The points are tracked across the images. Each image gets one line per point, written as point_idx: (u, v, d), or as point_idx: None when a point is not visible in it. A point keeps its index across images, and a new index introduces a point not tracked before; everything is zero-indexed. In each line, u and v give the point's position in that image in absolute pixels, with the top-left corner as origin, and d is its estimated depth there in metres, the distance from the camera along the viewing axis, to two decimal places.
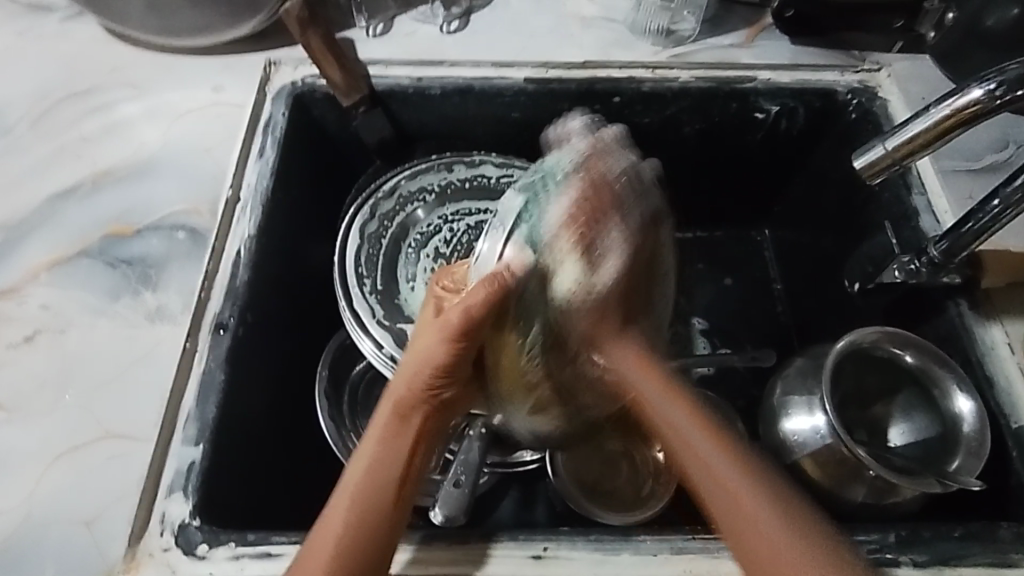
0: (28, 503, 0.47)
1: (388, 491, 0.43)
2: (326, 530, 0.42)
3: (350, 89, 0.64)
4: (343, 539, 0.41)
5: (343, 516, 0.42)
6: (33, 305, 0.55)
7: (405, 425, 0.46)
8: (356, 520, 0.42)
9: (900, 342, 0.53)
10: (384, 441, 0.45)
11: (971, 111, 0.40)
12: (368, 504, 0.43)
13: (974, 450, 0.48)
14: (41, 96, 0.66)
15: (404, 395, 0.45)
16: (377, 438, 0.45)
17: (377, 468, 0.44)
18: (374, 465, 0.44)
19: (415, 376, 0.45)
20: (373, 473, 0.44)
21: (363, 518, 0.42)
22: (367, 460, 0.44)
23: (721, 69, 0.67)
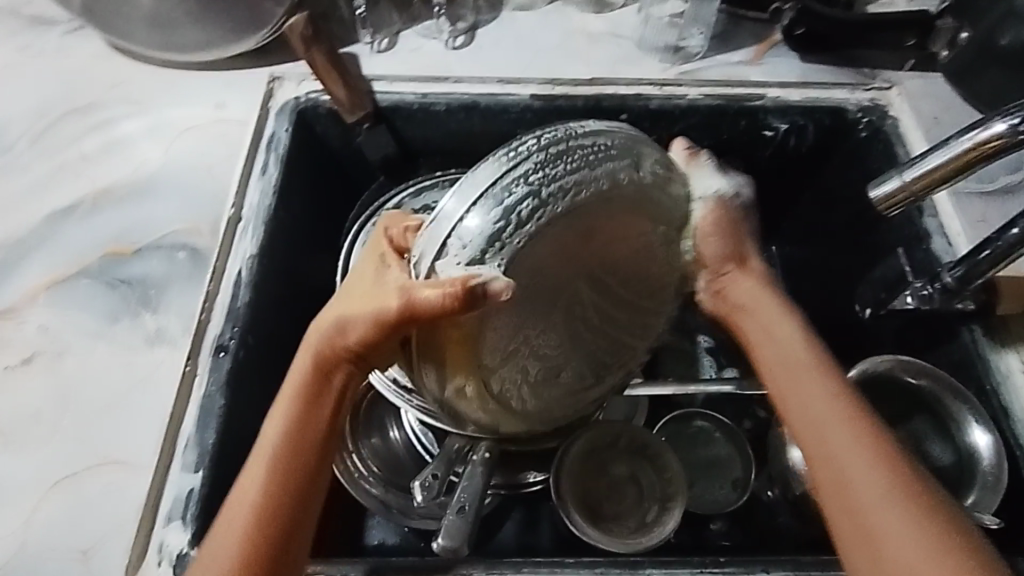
0: (23, 532, 0.47)
1: (305, 462, 0.41)
2: (246, 485, 0.40)
3: (355, 106, 0.63)
4: (259, 510, 0.39)
5: (260, 486, 0.40)
6: (32, 327, 0.55)
7: (324, 383, 0.42)
8: (270, 494, 0.39)
9: (915, 370, 0.53)
10: (297, 400, 0.42)
11: (994, 145, 0.39)
12: (283, 471, 0.40)
13: (991, 485, 0.48)
14: (42, 111, 0.66)
15: (325, 347, 0.42)
16: (288, 398, 0.42)
17: (294, 433, 0.41)
18: (286, 431, 0.41)
19: (335, 333, 0.42)
20: (289, 438, 0.41)
21: (275, 487, 0.40)
22: (284, 422, 0.41)
23: (730, 86, 0.66)
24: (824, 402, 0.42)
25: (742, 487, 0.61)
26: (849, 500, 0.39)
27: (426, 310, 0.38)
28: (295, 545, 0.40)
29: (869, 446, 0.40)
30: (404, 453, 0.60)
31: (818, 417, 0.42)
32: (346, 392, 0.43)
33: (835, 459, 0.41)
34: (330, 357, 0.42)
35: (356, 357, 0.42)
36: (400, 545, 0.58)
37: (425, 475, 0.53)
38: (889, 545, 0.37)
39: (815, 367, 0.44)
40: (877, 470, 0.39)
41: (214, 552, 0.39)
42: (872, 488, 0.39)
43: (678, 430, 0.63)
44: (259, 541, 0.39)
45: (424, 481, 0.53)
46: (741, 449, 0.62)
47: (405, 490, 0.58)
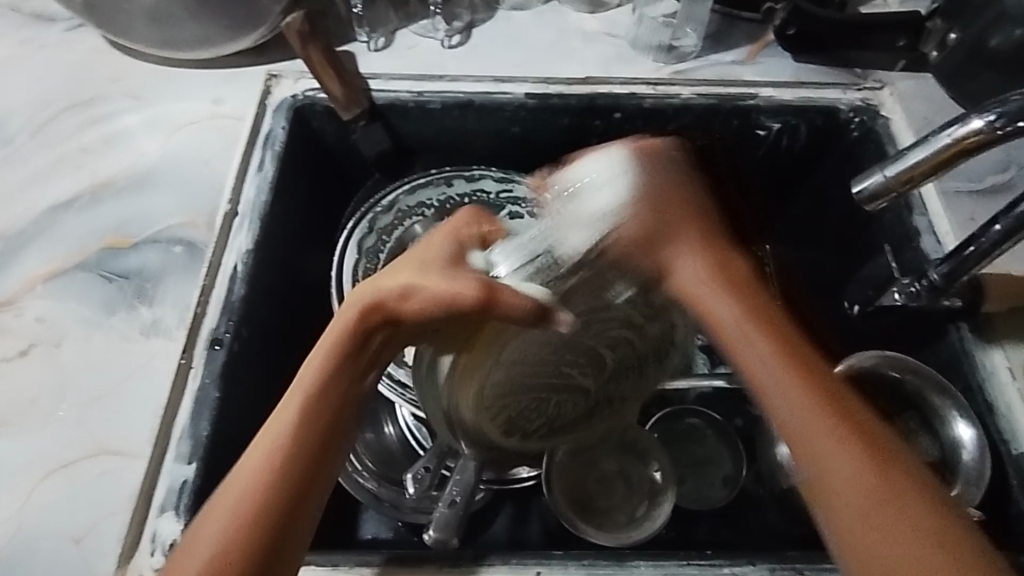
0: (19, 519, 0.47)
1: (332, 418, 0.42)
2: (264, 441, 0.40)
3: (350, 102, 0.63)
4: (274, 463, 0.39)
5: (278, 440, 0.40)
6: (29, 318, 0.55)
7: (364, 347, 0.44)
8: (283, 453, 0.40)
9: (899, 366, 0.54)
10: (333, 355, 0.43)
11: (973, 141, 0.40)
12: (312, 427, 0.41)
13: (973, 479, 0.48)
14: (42, 106, 0.67)
15: (381, 308, 0.44)
16: (325, 352, 0.43)
17: (329, 390, 0.42)
18: (321, 381, 0.42)
19: (394, 297, 0.44)
20: (322, 396, 0.42)
21: (297, 440, 0.40)
22: (320, 376, 0.42)
23: (723, 86, 0.67)
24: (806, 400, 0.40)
25: (732, 483, 0.61)
26: (857, 531, 0.38)
27: (507, 306, 0.41)
28: (303, 515, 0.39)
29: (848, 446, 0.39)
30: (396, 447, 0.61)
31: (794, 421, 0.40)
32: (377, 360, 0.45)
33: (825, 485, 0.39)
34: (376, 320, 0.44)
35: (401, 326, 0.44)
36: (393, 539, 0.58)
37: (417, 468, 0.55)
38: (880, 531, 0.37)
39: (805, 388, 0.41)
40: (861, 478, 0.38)
41: (216, 505, 0.38)
42: (872, 522, 0.37)
43: (669, 427, 0.64)
44: (264, 515, 0.38)
45: (416, 473, 0.56)
46: (732, 446, 0.63)
47: (397, 484, 0.58)
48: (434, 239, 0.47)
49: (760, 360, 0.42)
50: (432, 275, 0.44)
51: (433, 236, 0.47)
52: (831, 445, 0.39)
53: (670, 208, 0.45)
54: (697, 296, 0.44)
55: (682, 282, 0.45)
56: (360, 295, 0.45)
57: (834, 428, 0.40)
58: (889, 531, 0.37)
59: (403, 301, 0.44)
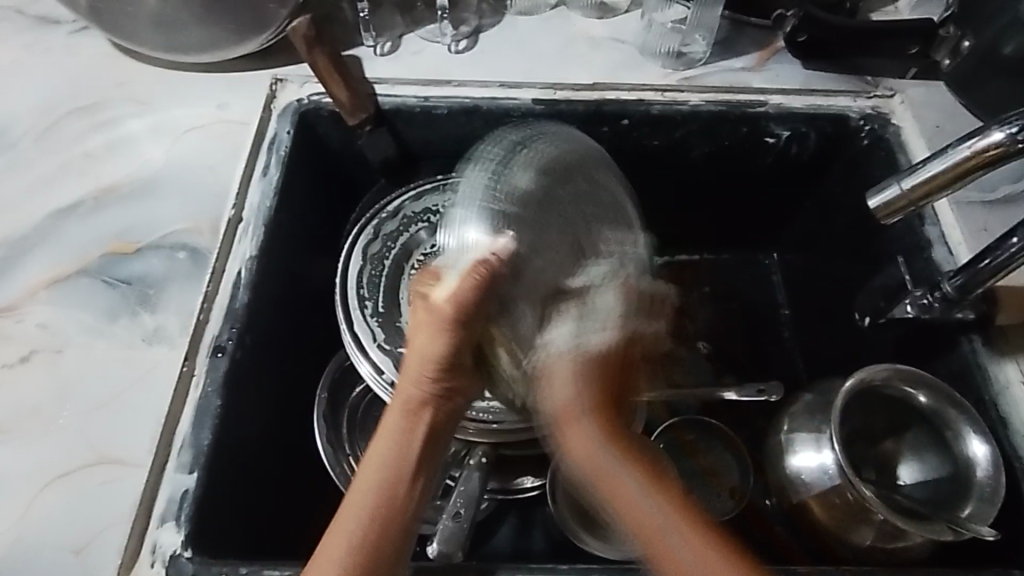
0: (18, 529, 0.47)
1: (401, 498, 0.44)
2: (343, 531, 0.42)
3: (356, 108, 0.63)
4: (361, 540, 0.42)
5: (360, 539, 0.42)
6: (31, 324, 0.55)
7: (416, 421, 0.45)
8: (366, 532, 0.42)
9: (912, 380, 0.52)
10: (401, 442, 0.45)
11: (992, 153, 0.39)
12: (378, 514, 0.43)
13: (987, 496, 0.47)
14: (46, 110, 0.66)
15: (414, 393, 0.46)
16: (389, 440, 0.45)
17: (393, 476, 0.44)
18: (383, 477, 0.44)
19: (423, 367, 0.46)
20: (388, 481, 0.44)
21: (377, 522, 0.43)
22: (387, 459, 0.44)
23: (731, 92, 0.66)
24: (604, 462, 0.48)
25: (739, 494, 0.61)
26: None
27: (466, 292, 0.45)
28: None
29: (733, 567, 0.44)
30: None
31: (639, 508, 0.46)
32: (442, 427, 0.46)
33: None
34: (421, 396, 0.46)
35: (446, 393, 0.46)
36: None
37: None
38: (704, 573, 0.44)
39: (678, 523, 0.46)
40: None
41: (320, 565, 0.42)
42: None
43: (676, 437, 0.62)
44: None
45: None
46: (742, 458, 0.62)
47: None
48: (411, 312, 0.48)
49: (575, 444, 0.48)
50: (429, 332, 0.46)
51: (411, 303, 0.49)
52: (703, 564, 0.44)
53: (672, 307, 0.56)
54: (578, 420, 0.48)
55: (575, 424, 0.48)
56: (400, 387, 0.47)
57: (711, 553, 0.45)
58: None
59: (432, 365, 0.46)
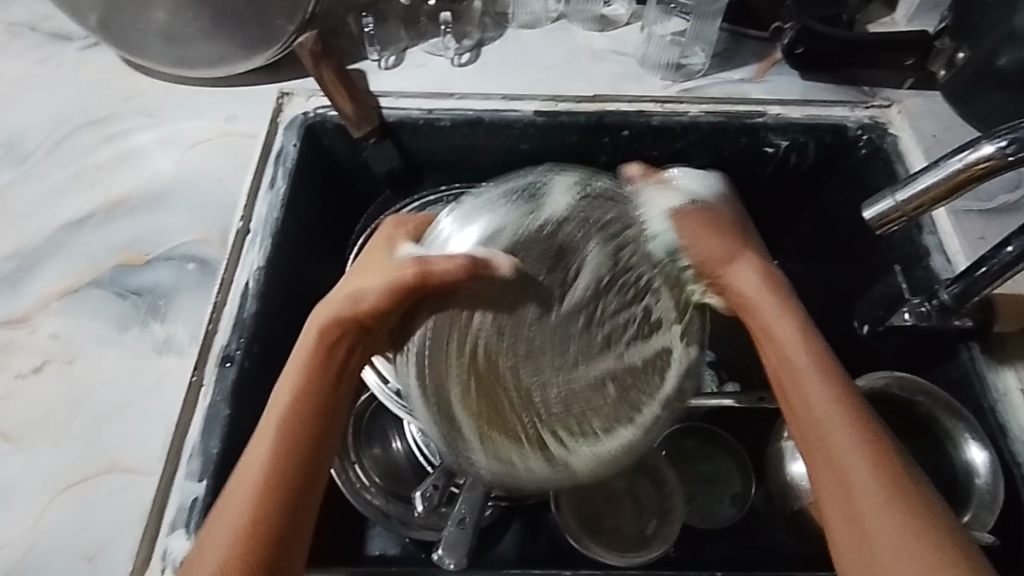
0: (31, 537, 0.47)
1: (301, 441, 0.40)
2: (239, 482, 0.39)
3: (362, 121, 0.64)
4: (264, 483, 0.39)
5: (258, 480, 0.39)
6: (44, 335, 0.56)
7: (330, 353, 0.43)
8: (268, 477, 0.39)
9: (911, 388, 0.53)
10: (308, 376, 0.42)
11: (984, 167, 0.40)
12: (281, 468, 0.39)
13: (986, 502, 0.48)
14: (58, 123, 0.67)
15: (331, 322, 0.44)
16: (298, 371, 0.43)
17: (297, 414, 0.41)
18: (290, 412, 0.41)
19: (352, 301, 0.44)
20: (294, 417, 0.41)
21: (278, 471, 0.39)
22: (290, 395, 0.42)
23: (731, 104, 0.67)
24: (809, 376, 0.43)
25: (741, 501, 0.61)
26: (877, 559, 0.37)
27: (441, 275, 0.41)
28: (286, 558, 0.38)
29: (901, 501, 0.38)
30: (406, 463, 0.60)
31: (820, 415, 0.41)
32: (355, 372, 0.44)
33: (861, 522, 0.38)
34: (338, 330, 0.43)
35: (361, 332, 0.44)
36: (400, 556, 0.58)
37: (426, 486, 0.54)
38: (852, 471, 0.39)
39: (848, 432, 0.40)
40: (907, 533, 0.37)
41: (212, 533, 0.38)
42: (893, 554, 0.36)
43: (678, 445, 0.63)
44: (248, 543, 0.37)
45: (425, 491, 0.55)
46: (743, 463, 0.62)
47: (406, 500, 0.58)
48: (371, 253, 0.48)
49: (772, 319, 0.46)
50: (372, 275, 0.45)
51: (365, 261, 0.48)
52: (884, 482, 0.38)
53: (717, 231, 0.49)
54: (709, 229, 0.48)
55: (741, 294, 0.47)
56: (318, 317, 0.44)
57: (886, 486, 0.38)
58: (907, 557, 0.36)
59: (362, 305, 0.43)
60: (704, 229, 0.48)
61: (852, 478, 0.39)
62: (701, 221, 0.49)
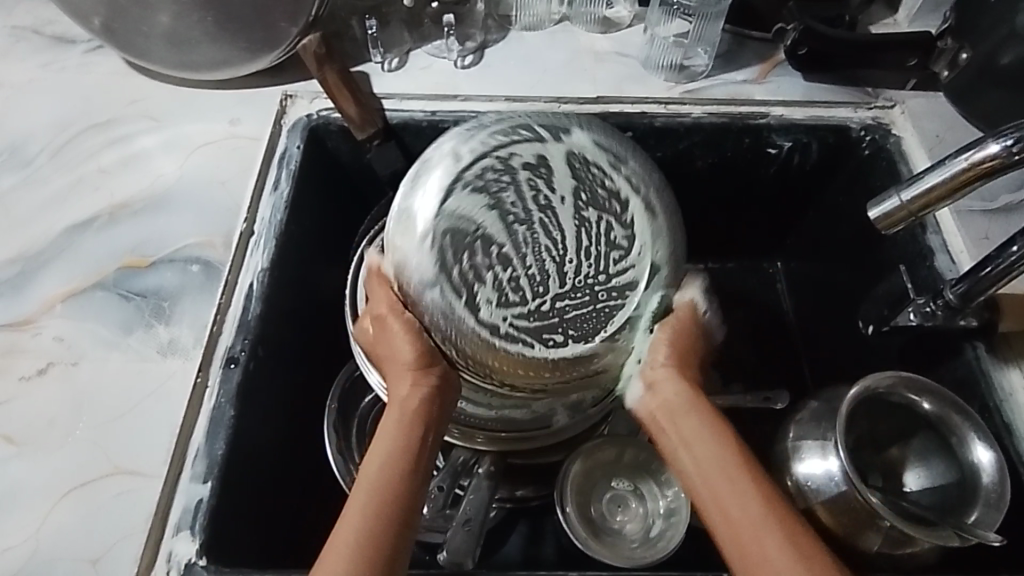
0: (35, 540, 0.47)
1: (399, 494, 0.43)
2: (347, 521, 0.41)
3: (365, 122, 0.64)
4: (368, 530, 0.41)
5: (365, 516, 0.41)
6: (48, 338, 0.56)
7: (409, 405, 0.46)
8: (371, 528, 0.41)
9: (916, 387, 0.52)
10: (400, 428, 0.45)
11: (989, 166, 0.40)
12: (385, 509, 0.42)
13: (993, 502, 0.47)
14: (61, 127, 0.68)
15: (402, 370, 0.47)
16: (391, 427, 0.45)
17: (391, 462, 0.44)
18: (386, 461, 0.44)
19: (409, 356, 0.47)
20: (388, 466, 0.44)
21: (384, 510, 0.42)
22: (383, 447, 0.45)
23: (734, 105, 0.67)
24: (730, 466, 0.44)
25: None
26: None
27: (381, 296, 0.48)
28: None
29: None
30: None
31: (724, 499, 0.43)
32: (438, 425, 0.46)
33: None
34: (414, 380, 0.46)
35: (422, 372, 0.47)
36: None
37: (430, 487, 0.53)
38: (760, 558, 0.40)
39: (759, 520, 0.41)
40: None
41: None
42: None
43: None
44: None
45: (430, 492, 0.54)
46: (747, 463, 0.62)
47: None
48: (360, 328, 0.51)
49: (689, 434, 0.46)
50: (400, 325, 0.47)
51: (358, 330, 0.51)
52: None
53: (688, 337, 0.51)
54: (682, 339, 0.51)
55: (663, 403, 0.48)
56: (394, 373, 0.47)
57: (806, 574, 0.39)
58: None
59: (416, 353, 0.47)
60: (667, 351, 0.50)
61: (767, 564, 0.40)
62: (677, 332, 0.51)
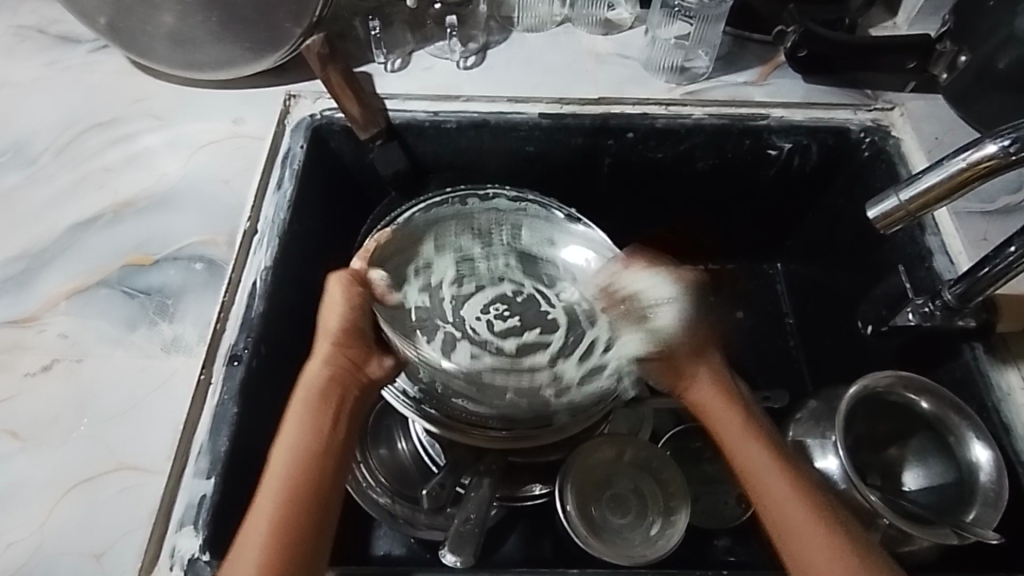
0: (39, 535, 0.48)
1: (309, 471, 0.44)
2: (253, 522, 0.43)
3: (368, 123, 0.64)
4: (279, 508, 0.43)
5: (267, 517, 0.42)
6: (52, 334, 0.56)
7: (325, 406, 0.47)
8: (284, 505, 0.43)
9: (915, 387, 0.53)
10: (311, 426, 0.46)
11: (986, 166, 0.40)
12: (291, 510, 0.43)
13: (990, 500, 0.48)
14: (66, 126, 0.68)
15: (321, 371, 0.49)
16: (299, 423, 0.46)
17: (297, 460, 0.45)
18: (295, 458, 0.45)
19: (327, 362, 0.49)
20: (293, 464, 0.45)
21: (288, 511, 0.43)
22: (293, 441, 0.46)
23: (734, 106, 0.67)
24: (770, 466, 0.47)
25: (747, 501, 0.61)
26: None
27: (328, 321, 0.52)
28: None
29: None
30: (411, 464, 0.61)
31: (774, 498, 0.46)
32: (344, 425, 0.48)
33: None
34: (331, 380, 0.48)
35: (341, 375, 0.49)
36: (406, 556, 0.59)
37: (433, 484, 0.54)
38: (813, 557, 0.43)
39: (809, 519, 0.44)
40: None
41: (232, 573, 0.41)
42: None
43: (683, 446, 0.63)
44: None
45: (431, 489, 0.54)
46: None
47: (412, 501, 0.58)
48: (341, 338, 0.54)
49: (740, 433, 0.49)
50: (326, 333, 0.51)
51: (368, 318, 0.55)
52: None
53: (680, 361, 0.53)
54: (678, 359, 0.53)
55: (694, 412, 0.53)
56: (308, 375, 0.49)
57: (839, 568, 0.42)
58: None
59: (334, 361, 0.49)
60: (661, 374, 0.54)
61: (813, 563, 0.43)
62: (666, 356, 0.53)
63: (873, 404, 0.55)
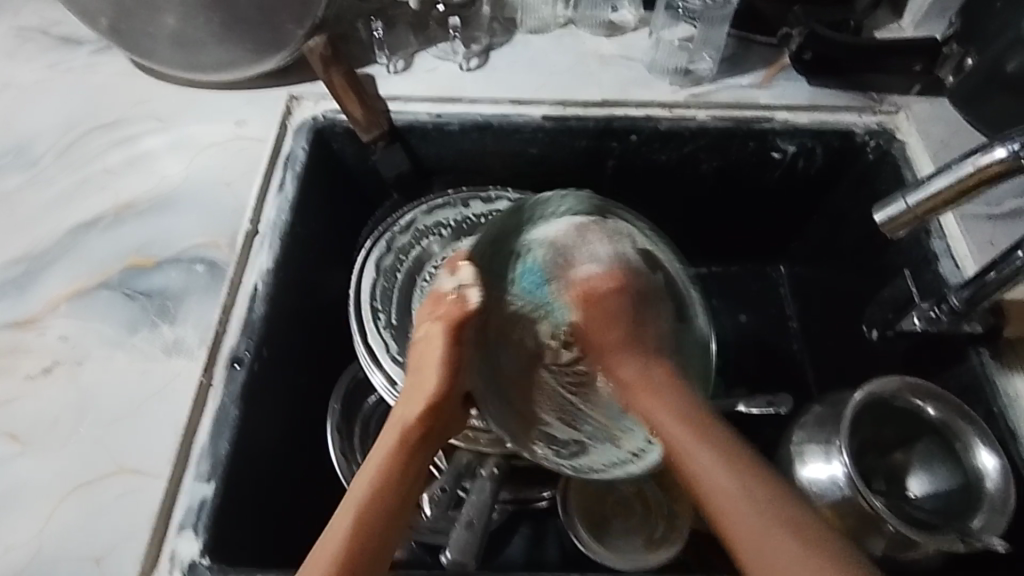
0: (40, 538, 0.47)
1: (385, 520, 0.43)
2: (322, 551, 0.41)
3: (370, 124, 0.64)
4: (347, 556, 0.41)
5: (340, 549, 0.41)
6: (53, 337, 0.56)
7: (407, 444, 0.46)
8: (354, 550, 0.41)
9: (921, 392, 0.52)
10: (396, 465, 0.45)
11: (994, 170, 0.40)
12: (361, 550, 0.41)
13: (998, 506, 0.47)
14: (68, 127, 0.68)
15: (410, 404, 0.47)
16: (384, 459, 0.45)
17: (377, 499, 0.43)
18: (377, 493, 0.43)
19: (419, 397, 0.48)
20: (374, 501, 0.43)
21: (358, 549, 0.41)
22: (375, 478, 0.44)
23: (739, 109, 0.67)
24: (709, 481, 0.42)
25: None
26: None
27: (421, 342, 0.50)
28: None
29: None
30: None
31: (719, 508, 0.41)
32: (424, 470, 0.46)
33: None
34: (420, 418, 0.47)
35: (427, 412, 0.47)
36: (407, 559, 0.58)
37: (433, 489, 0.54)
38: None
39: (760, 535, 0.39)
40: None
41: None
42: None
43: None
44: None
45: (432, 494, 0.55)
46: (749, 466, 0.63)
47: None
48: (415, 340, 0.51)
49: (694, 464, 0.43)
50: (428, 365, 0.48)
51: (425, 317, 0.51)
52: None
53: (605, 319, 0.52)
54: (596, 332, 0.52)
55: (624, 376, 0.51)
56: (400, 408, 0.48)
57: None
58: None
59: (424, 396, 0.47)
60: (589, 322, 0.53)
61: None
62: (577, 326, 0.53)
63: (880, 410, 0.54)
